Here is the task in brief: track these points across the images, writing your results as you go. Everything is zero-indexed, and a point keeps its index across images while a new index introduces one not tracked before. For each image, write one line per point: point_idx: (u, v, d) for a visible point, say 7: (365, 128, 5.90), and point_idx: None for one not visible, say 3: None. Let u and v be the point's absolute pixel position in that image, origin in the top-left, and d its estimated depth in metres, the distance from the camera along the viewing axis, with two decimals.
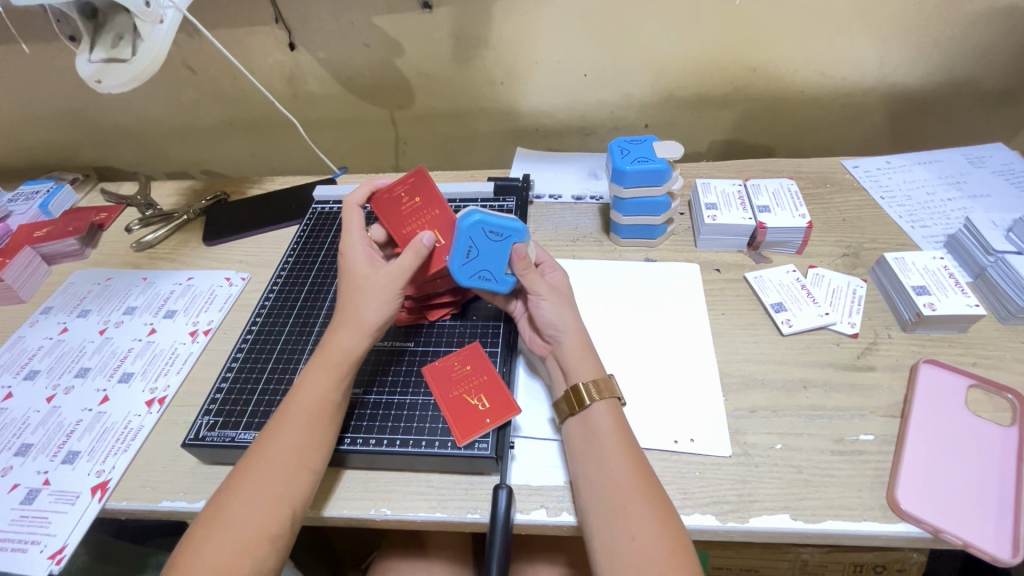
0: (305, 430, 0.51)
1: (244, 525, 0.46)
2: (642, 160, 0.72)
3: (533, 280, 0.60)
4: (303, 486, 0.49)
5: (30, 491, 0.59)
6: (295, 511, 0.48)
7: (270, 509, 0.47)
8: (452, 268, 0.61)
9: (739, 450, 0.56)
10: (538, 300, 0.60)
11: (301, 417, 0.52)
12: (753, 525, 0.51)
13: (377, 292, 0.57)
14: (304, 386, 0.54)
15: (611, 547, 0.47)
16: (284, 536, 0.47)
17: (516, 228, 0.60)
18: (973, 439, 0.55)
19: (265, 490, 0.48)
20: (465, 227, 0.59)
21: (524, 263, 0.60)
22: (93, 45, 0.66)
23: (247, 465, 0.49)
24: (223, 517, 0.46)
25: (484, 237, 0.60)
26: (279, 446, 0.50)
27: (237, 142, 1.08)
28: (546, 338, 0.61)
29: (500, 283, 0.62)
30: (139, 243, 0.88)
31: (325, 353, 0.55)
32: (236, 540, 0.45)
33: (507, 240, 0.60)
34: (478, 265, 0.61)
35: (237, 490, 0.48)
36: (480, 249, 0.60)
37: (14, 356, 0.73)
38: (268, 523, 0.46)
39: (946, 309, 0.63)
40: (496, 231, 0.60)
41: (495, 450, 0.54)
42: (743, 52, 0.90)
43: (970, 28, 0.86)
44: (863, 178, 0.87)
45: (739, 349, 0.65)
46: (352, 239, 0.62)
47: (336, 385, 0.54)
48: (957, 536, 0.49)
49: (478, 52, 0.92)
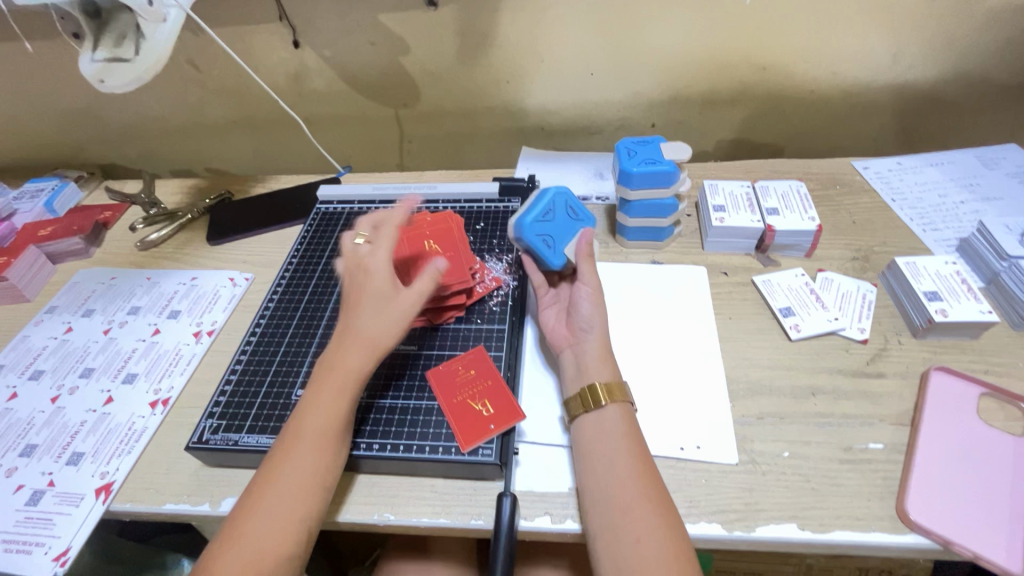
0: (315, 452, 0.51)
1: (261, 545, 0.46)
2: (650, 162, 0.71)
3: (588, 270, 0.64)
4: (314, 506, 0.49)
5: (34, 492, 0.59)
6: (308, 532, 0.48)
7: (285, 531, 0.47)
8: (524, 218, 0.66)
9: (746, 458, 0.55)
10: (585, 289, 0.62)
11: (312, 440, 0.51)
12: (760, 535, 0.50)
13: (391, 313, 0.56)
14: (313, 407, 0.53)
15: (615, 550, 0.46)
16: (299, 556, 0.47)
17: (588, 218, 0.71)
18: (984, 448, 0.54)
19: (281, 512, 0.47)
20: (554, 194, 0.69)
21: (588, 250, 0.66)
22: (96, 45, 0.66)
23: (261, 485, 0.49)
24: (239, 538, 0.46)
25: (564, 210, 0.69)
26: (292, 467, 0.50)
27: (241, 140, 1.08)
28: (573, 329, 0.61)
29: (553, 256, 0.66)
30: (144, 241, 0.87)
31: (338, 375, 0.54)
32: (253, 560, 0.45)
33: (577, 223, 0.70)
34: (546, 230, 0.66)
35: (251, 512, 0.47)
36: (556, 217, 0.68)
37: (19, 355, 0.73)
38: (283, 544, 0.46)
39: (959, 315, 0.62)
40: (573, 211, 0.70)
41: (499, 457, 0.54)
42: (752, 51, 0.89)
43: (985, 26, 0.85)
44: (874, 179, 0.85)
45: (747, 354, 0.65)
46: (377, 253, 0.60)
47: (343, 403, 0.53)
48: (968, 548, 0.48)
49: (484, 51, 0.91)
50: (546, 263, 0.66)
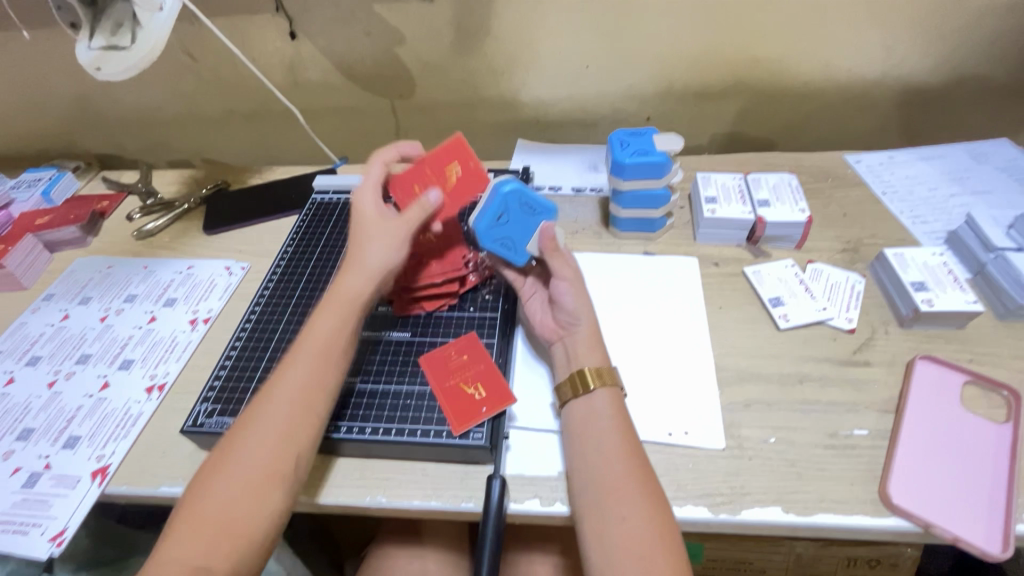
0: (311, 369, 0.53)
1: (251, 466, 0.48)
2: (642, 153, 0.71)
3: (560, 264, 0.62)
4: (310, 427, 0.51)
5: (31, 475, 0.59)
6: (302, 453, 0.50)
7: (281, 448, 0.49)
8: (478, 226, 0.63)
9: (732, 443, 0.56)
10: (562, 283, 0.61)
11: (310, 356, 0.54)
12: (745, 517, 0.51)
13: (383, 239, 0.60)
14: (313, 329, 0.56)
15: (601, 529, 0.47)
16: (291, 474, 0.49)
17: (548, 208, 0.64)
18: (967, 434, 0.55)
19: (274, 431, 0.50)
20: (503, 192, 0.63)
21: (552, 247, 0.62)
22: (93, 33, 0.67)
23: (257, 406, 0.51)
24: (237, 457, 0.48)
25: (519, 207, 0.63)
26: (286, 387, 0.52)
27: (237, 131, 1.08)
28: (560, 322, 0.61)
29: (518, 255, 0.65)
30: (140, 231, 0.88)
31: (336, 298, 0.58)
32: (248, 478, 0.47)
33: (537, 218, 0.64)
34: (504, 232, 0.63)
35: (245, 431, 0.50)
36: (512, 217, 0.63)
37: (16, 342, 0.74)
38: (273, 464, 0.48)
39: (944, 305, 0.62)
40: (530, 204, 0.64)
41: (489, 440, 0.55)
42: (745, 45, 0.90)
43: (976, 20, 0.86)
44: (866, 173, 0.86)
45: (736, 343, 0.65)
46: (367, 190, 0.64)
47: (343, 327, 0.56)
48: (947, 530, 0.49)
49: (479, 42, 0.91)
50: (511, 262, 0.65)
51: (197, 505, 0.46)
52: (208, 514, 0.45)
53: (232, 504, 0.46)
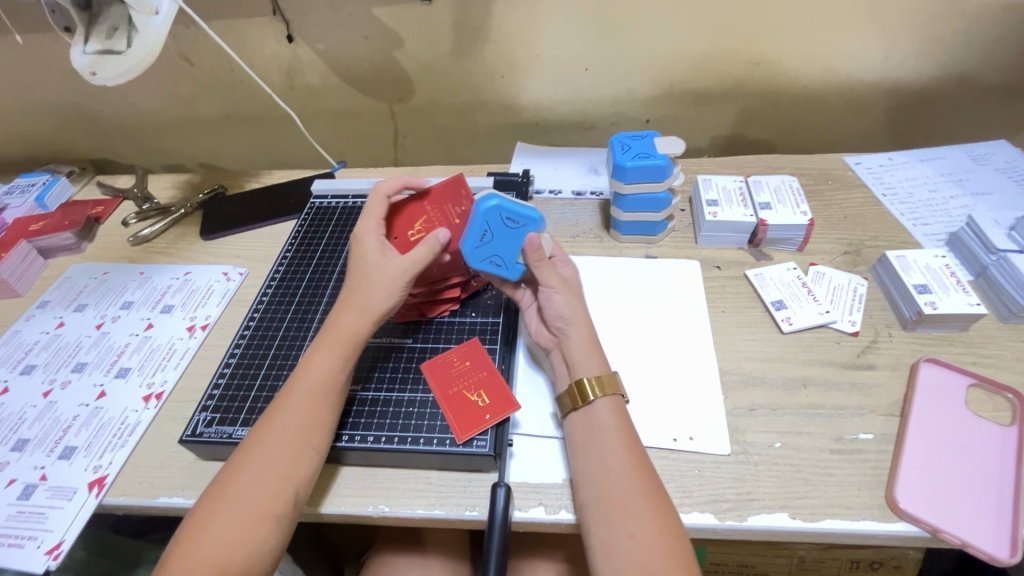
0: (308, 412, 0.52)
1: (245, 508, 0.47)
2: (643, 156, 0.71)
3: (547, 274, 0.60)
4: (306, 466, 0.50)
5: (27, 486, 0.58)
6: (298, 491, 0.49)
7: (276, 488, 0.48)
8: (465, 249, 0.60)
9: (738, 449, 0.56)
10: (550, 293, 0.60)
11: (306, 395, 0.53)
12: (752, 524, 0.51)
13: (384, 281, 0.57)
14: (309, 368, 0.55)
15: (609, 545, 0.47)
16: (286, 514, 0.48)
17: (532, 218, 0.60)
18: (972, 438, 0.55)
19: (270, 470, 0.49)
20: (482, 210, 0.59)
21: (537, 257, 0.60)
22: (87, 36, 0.66)
23: (250, 444, 0.51)
24: (228, 498, 0.47)
25: (500, 222, 0.60)
26: (283, 426, 0.51)
27: (234, 135, 1.07)
28: (553, 331, 0.61)
29: (510, 271, 0.62)
30: (136, 236, 0.87)
31: (331, 335, 0.56)
32: (242, 518, 0.46)
33: (522, 229, 0.60)
34: (491, 249, 0.61)
35: (242, 469, 0.49)
36: (496, 235, 0.60)
37: (10, 350, 0.73)
38: (270, 505, 0.47)
39: (947, 308, 0.62)
40: (511, 217, 0.60)
41: (493, 448, 0.54)
42: (745, 48, 0.89)
43: (974, 23, 0.86)
44: (866, 175, 0.86)
45: (739, 347, 0.65)
46: (368, 227, 0.62)
47: (341, 365, 0.55)
48: (956, 536, 0.49)
49: (477, 46, 0.91)
50: (504, 278, 0.63)
51: (190, 544, 0.45)
52: (202, 557, 0.44)
53: (225, 547, 0.45)
